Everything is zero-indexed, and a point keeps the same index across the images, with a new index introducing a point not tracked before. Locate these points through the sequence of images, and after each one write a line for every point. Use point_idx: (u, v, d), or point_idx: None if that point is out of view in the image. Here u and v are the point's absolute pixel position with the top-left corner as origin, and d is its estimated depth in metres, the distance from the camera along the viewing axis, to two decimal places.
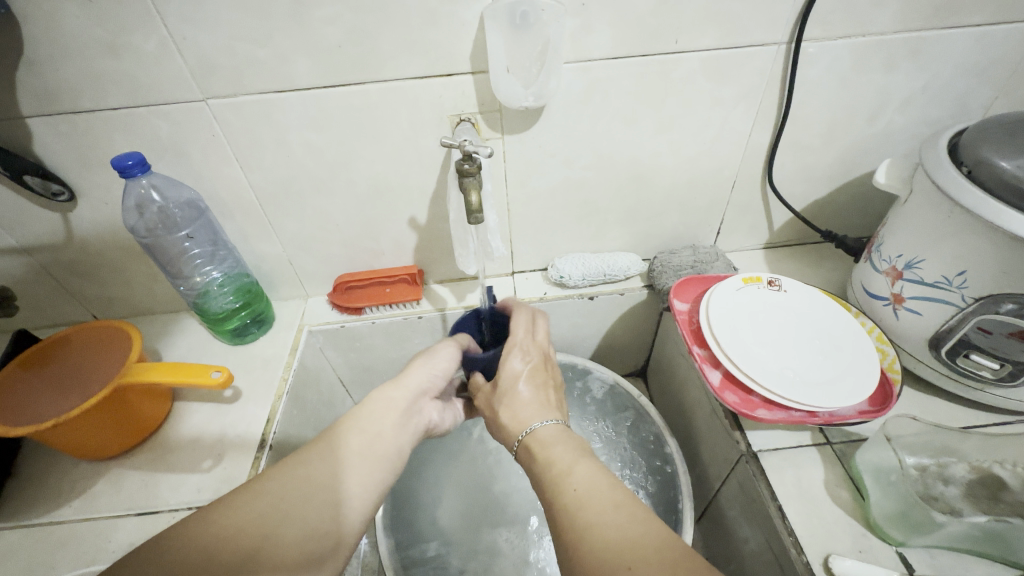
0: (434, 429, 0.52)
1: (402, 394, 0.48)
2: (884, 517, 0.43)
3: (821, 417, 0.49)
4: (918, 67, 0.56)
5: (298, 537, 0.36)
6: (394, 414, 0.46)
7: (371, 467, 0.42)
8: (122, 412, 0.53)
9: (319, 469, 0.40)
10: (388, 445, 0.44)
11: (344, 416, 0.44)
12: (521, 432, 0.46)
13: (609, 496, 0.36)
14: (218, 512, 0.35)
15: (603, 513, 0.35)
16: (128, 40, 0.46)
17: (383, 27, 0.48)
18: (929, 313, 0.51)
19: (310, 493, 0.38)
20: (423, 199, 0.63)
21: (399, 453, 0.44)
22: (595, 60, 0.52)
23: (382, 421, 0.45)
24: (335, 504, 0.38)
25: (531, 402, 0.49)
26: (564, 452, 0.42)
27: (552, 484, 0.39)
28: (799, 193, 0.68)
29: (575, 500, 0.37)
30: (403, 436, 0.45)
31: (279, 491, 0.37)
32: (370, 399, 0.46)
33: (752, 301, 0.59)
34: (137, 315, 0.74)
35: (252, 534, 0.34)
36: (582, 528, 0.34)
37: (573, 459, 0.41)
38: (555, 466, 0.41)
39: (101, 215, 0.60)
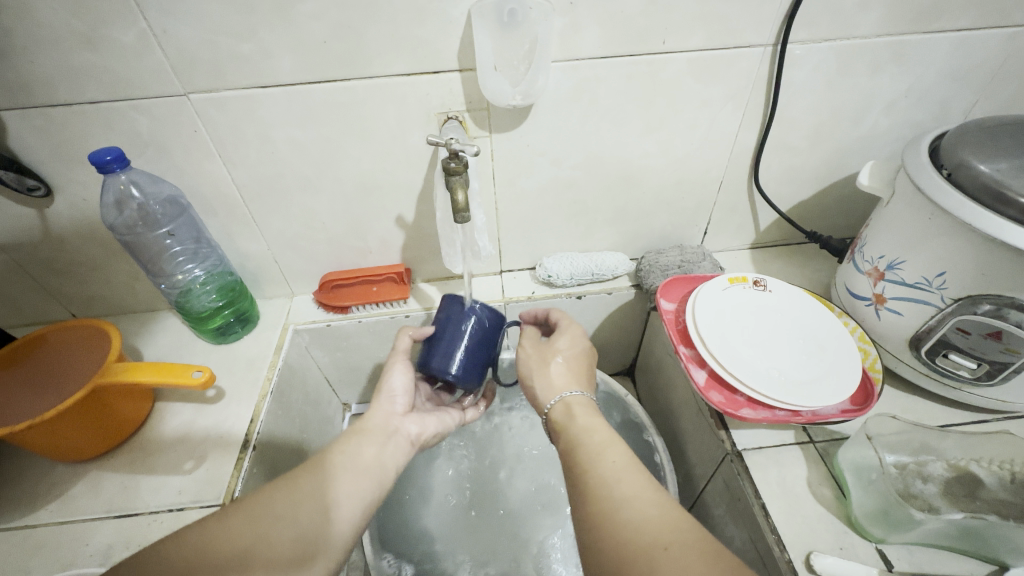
0: (422, 439, 0.53)
1: (375, 418, 0.50)
2: (863, 515, 0.44)
3: (804, 416, 0.49)
4: (901, 70, 0.56)
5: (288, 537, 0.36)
6: (375, 436, 0.48)
7: (357, 477, 0.43)
8: (101, 413, 0.52)
9: (307, 481, 0.40)
10: (371, 458, 0.46)
11: (334, 444, 0.46)
12: (551, 402, 0.50)
13: (638, 478, 0.38)
14: (216, 521, 0.35)
15: (638, 496, 0.37)
16: (107, 32, 0.45)
17: (368, 23, 0.47)
18: (910, 313, 0.51)
19: (301, 498, 0.39)
20: (411, 198, 0.62)
21: (384, 465, 0.46)
22: (583, 59, 0.52)
23: (363, 442, 0.47)
24: (322, 506, 0.39)
25: (563, 375, 0.52)
26: (599, 431, 0.45)
27: (581, 464, 0.42)
28: (784, 194, 0.69)
29: (603, 480, 0.39)
30: (387, 454, 0.48)
31: (273, 499, 0.38)
32: (354, 428, 0.49)
33: (738, 301, 0.59)
34: (116, 314, 0.73)
35: (243, 537, 0.35)
36: (615, 507, 0.37)
37: (604, 441, 0.43)
38: (588, 444, 0.43)
39: (78, 211, 0.59)
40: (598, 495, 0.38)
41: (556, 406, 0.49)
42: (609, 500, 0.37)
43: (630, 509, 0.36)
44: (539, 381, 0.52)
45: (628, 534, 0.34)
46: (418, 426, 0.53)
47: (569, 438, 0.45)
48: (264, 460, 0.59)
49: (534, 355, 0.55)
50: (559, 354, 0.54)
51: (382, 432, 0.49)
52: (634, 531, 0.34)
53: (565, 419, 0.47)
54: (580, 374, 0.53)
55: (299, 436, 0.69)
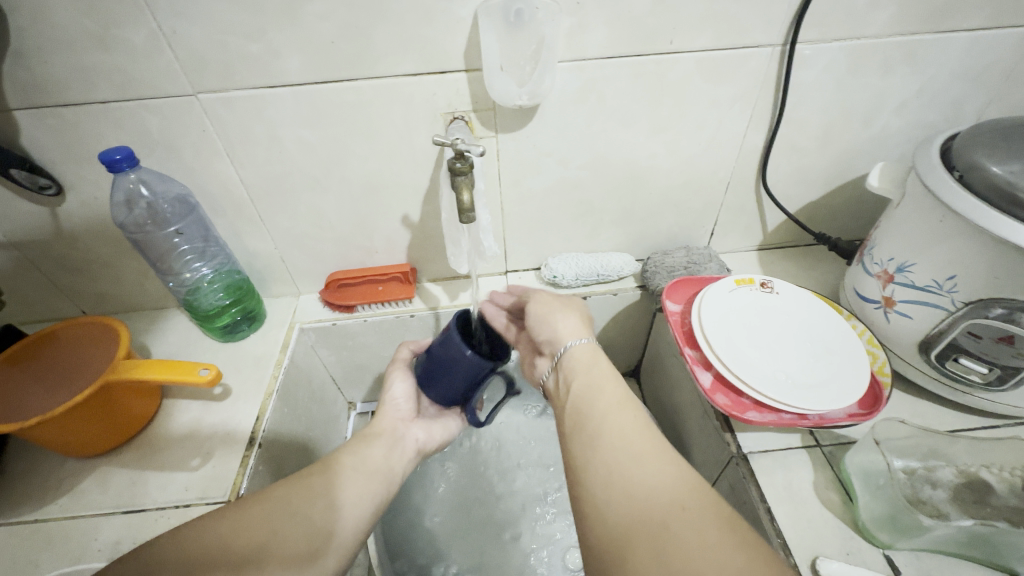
0: (427, 447, 0.55)
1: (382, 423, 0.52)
2: (871, 520, 0.44)
3: (811, 419, 0.49)
4: (913, 70, 0.56)
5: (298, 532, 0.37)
6: (382, 440, 0.50)
7: (364, 476, 0.44)
8: (110, 409, 0.52)
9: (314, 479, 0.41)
10: (378, 462, 0.47)
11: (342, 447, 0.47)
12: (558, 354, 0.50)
13: (650, 443, 0.38)
14: (228, 519, 0.35)
15: (654, 463, 0.37)
16: (118, 33, 0.46)
17: (376, 24, 0.47)
18: (920, 316, 0.51)
19: (310, 497, 0.39)
20: (417, 198, 0.63)
21: (391, 468, 0.48)
22: (590, 59, 0.52)
23: (371, 445, 0.48)
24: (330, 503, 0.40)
25: (570, 326, 0.53)
26: (610, 387, 0.44)
27: (592, 423, 0.41)
28: (792, 195, 0.69)
29: (614, 442, 0.39)
30: (394, 459, 0.49)
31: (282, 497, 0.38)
32: (359, 436, 0.50)
33: (744, 303, 0.59)
34: (126, 311, 0.73)
35: (258, 532, 0.35)
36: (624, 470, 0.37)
37: (615, 402, 0.43)
38: (599, 404, 0.43)
39: (89, 209, 0.59)
40: (610, 447, 0.39)
41: (563, 359, 0.49)
42: (622, 457, 0.38)
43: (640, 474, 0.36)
44: (548, 329, 0.53)
45: (641, 498, 0.35)
46: (423, 433, 0.55)
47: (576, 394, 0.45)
48: (270, 458, 0.59)
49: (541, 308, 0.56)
50: (570, 309, 0.55)
51: (389, 436, 0.51)
52: (644, 489, 0.35)
53: (575, 367, 0.48)
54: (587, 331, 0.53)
55: (305, 434, 0.69)
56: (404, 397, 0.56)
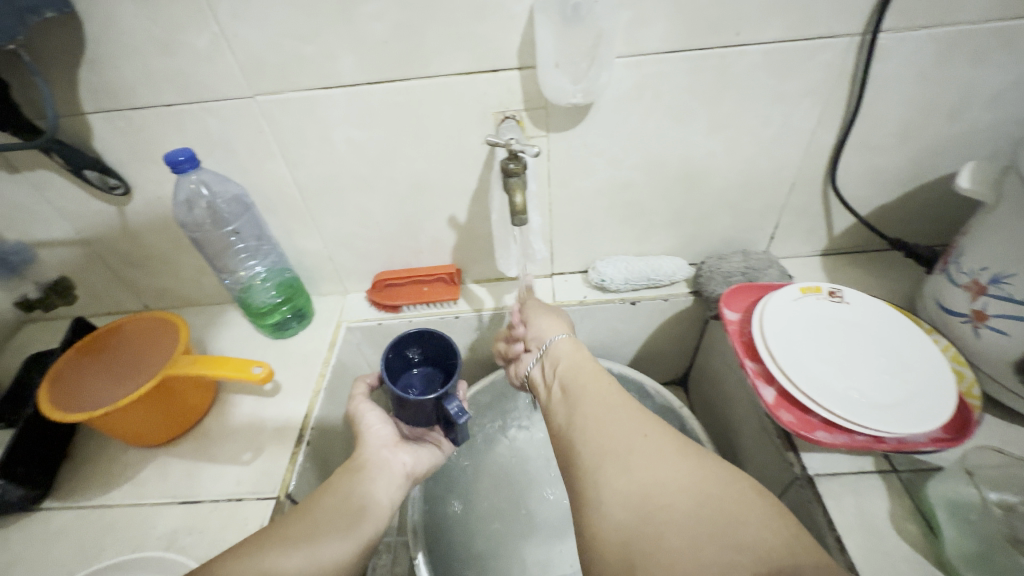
0: (417, 472, 0.53)
1: (364, 455, 0.50)
2: (958, 557, 0.40)
3: (889, 443, 0.45)
4: (1013, 59, 0.50)
5: (333, 528, 0.41)
6: (371, 471, 0.48)
7: (377, 481, 0.48)
8: (170, 402, 0.54)
9: (341, 488, 0.45)
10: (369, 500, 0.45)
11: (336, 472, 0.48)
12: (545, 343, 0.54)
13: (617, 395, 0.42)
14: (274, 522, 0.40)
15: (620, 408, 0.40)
16: (183, 38, 0.47)
17: (429, 22, 0.46)
18: (1018, 334, 0.45)
19: (336, 502, 0.43)
20: (464, 198, 0.62)
21: (382, 500, 0.46)
22: (648, 54, 0.49)
23: (358, 480, 0.47)
24: (360, 502, 0.44)
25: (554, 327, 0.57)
26: (588, 361, 0.49)
27: (573, 387, 0.46)
28: (864, 197, 0.64)
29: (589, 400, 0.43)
30: (384, 490, 0.47)
31: (312, 502, 0.43)
32: (344, 468, 0.49)
33: (810, 313, 0.55)
34: (184, 306, 0.76)
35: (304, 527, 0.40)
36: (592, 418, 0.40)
37: (590, 371, 0.47)
38: (576, 374, 0.47)
39: (152, 208, 0.62)
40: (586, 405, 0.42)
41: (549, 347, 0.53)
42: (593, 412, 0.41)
43: (607, 418, 0.40)
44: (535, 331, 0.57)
45: (604, 434, 0.38)
46: (410, 457, 0.52)
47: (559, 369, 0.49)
48: (316, 455, 0.60)
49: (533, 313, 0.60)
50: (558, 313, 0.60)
51: (374, 466, 0.49)
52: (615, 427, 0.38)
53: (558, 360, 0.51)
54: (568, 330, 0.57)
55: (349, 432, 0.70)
56: (382, 424, 0.53)
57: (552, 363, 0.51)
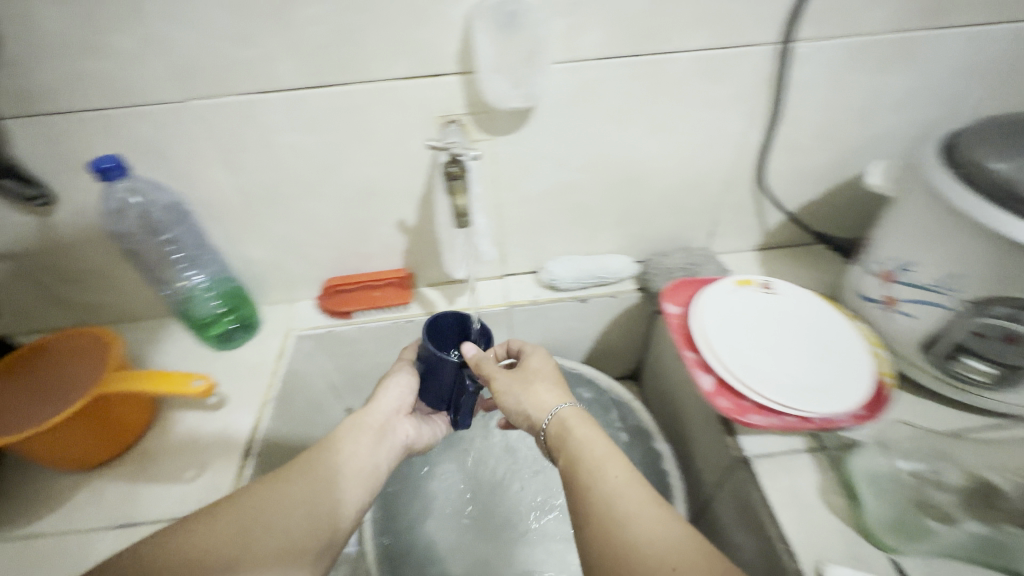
0: (415, 445, 0.56)
1: (374, 416, 0.53)
2: (879, 524, 0.42)
3: (815, 422, 0.48)
4: (912, 67, 0.55)
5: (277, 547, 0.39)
6: (370, 435, 0.51)
7: (351, 485, 0.46)
8: (103, 422, 0.52)
9: (308, 485, 0.43)
10: (363, 462, 0.48)
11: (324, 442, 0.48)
12: (546, 419, 0.48)
13: (636, 495, 0.38)
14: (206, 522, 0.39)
15: (638, 518, 0.37)
16: (107, 39, 0.45)
17: (368, 26, 0.47)
18: (923, 315, 0.50)
19: (294, 506, 0.42)
20: (413, 202, 0.62)
21: (376, 468, 0.49)
22: (585, 60, 0.51)
23: (359, 440, 0.49)
24: (323, 514, 0.43)
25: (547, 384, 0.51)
26: (599, 442, 0.44)
27: (585, 478, 0.41)
28: (792, 195, 0.68)
29: (604, 501, 0.39)
30: (379, 455, 0.50)
31: (267, 504, 0.41)
32: (351, 419, 0.51)
33: (744, 305, 0.58)
34: (120, 321, 0.73)
35: (241, 538, 0.38)
36: (609, 529, 0.37)
37: (605, 455, 0.42)
38: (586, 461, 0.42)
39: (81, 219, 0.59)
40: (598, 509, 0.38)
41: (552, 423, 0.47)
42: (608, 516, 0.37)
43: (625, 530, 0.36)
44: (526, 400, 0.50)
45: (621, 554, 0.35)
46: (413, 430, 0.56)
47: (565, 452, 0.44)
48: (266, 468, 0.58)
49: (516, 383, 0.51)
50: (547, 375, 0.53)
51: (376, 429, 0.51)
52: (637, 546, 0.35)
53: (561, 433, 0.46)
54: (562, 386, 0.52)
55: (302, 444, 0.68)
56: (401, 392, 0.55)
57: (556, 443, 0.46)
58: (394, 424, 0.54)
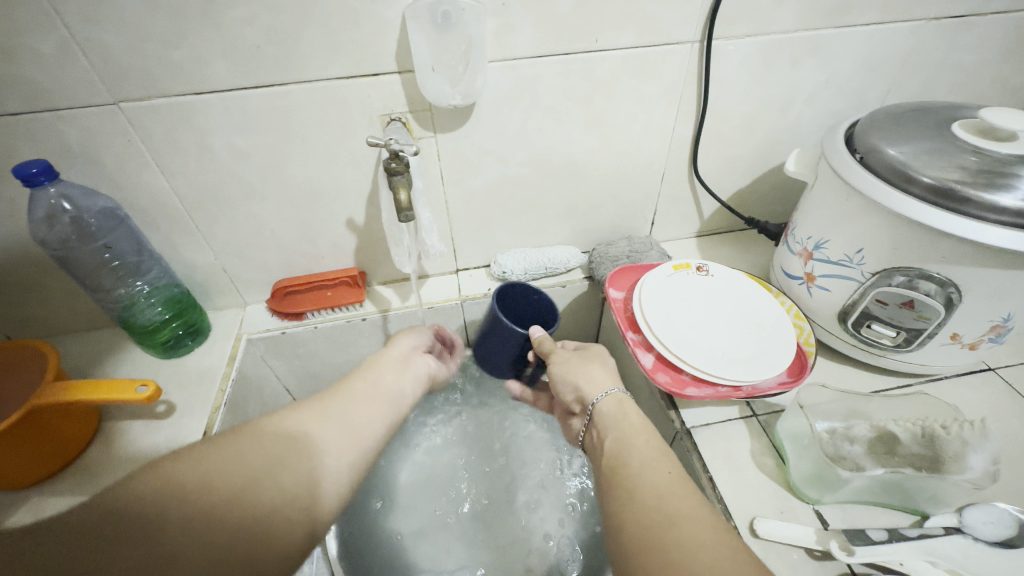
0: (434, 378, 0.55)
1: (396, 349, 0.53)
2: (801, 479, 0.47)
3: (744, 390, 0.52)
4: (819, 62, 0.60)
5: (270, 500, 0.32)
6: (394, 364, 0.50)
7: (348, 439, 0.39)
8: (40, 436, 0.50)
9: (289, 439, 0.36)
10: (381, 397, 0.45)
11: (318, 395, 0.43)
12: (598, 397, 0.49)
13: (676, 485, 0.37)
14: (188, 464, 0.32)
15: (689, 515, 0.34)
16: (25, 42, 0.44)
17: (303, 27, 0.47)
18: (836, 288, 0.55)
19: (282, 457, 0.35)
20: (360, 200, 0.62)
21: (399, 395, 0.47)
22: (520, 57, 0.53)
23: (384, 370, 0.49)
24: (313, 473, 0.35)
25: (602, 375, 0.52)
26: (651, 436, 0.44)
27: (634, 472, 0.40)
28: (723, 183, 0.73)
29: (647, 488, 0.38)
30: (405, 381, 0.49)
31: (246, 454, 0.34)
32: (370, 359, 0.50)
33: (682, 287, 0.62)
34: (56, 334, 0.70)
35: (223, 488, 0.31)
36: (646, 512, 0.36)
37: (656, 452, 0.41)
38: (636, 452, 0.42)
39: (6, 229, 0.56)
40: (645, 500, 0.37)
41: (606, 402, 0.48)
42: (657, 510, 0.36)
43: (662, 511, 0.35)
44: (581, 379, 0.51)
45: (651, 535, 0.34)
46: (434, 366, 0.55)
47: (619, 433, 0.45)
48: None
49: (573, 361, 0.54)
50: (602, 360, 0.54)
51: (399, 360, 0.51)
52: (684, 541, 0.33)
53: (615, 418, 0.46)
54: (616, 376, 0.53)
55: None
56: (424, 330, 0.58)
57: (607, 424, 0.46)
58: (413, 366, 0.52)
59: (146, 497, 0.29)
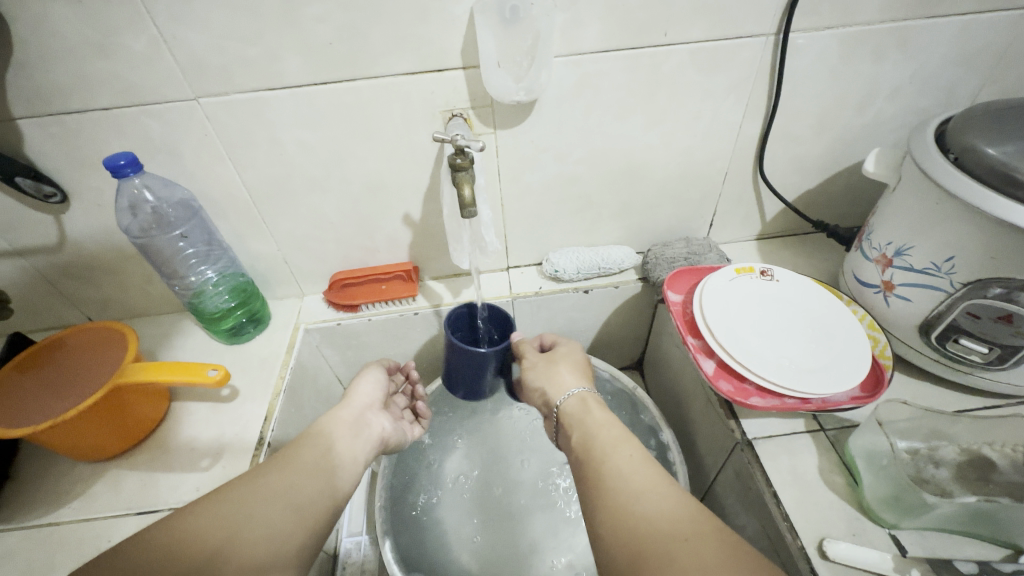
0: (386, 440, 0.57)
1: (351, 410, 0.54)
2: (876, 501, 0.44)
3: (814, 404, 0.49)
4: (906, 55, 0.56)
5: (260, 536, 0.37)
6: (346, 428, 0.51)
7: (336, 473, 0.45)
8: (120, 413, 0.53)
9: (285, 478, 0.42)
10: (346, 456, 0.48)
11: (314, 430, 0.49)
12: (562, 397, 0.52)
13: (652, 476, 0.38)
14: (195, 513, 0.36)
15: (652, 492, 0.37)
16: (119, 40, 0.46)
17: (373, 23, 0.48)
18: (919, 299, 0.51)
19: (274, 496, 0.40)
20: (417, 195, 0.63)
21: (355, 457, 0.49)
22: (585, 52, 0.52)
23: (337, 433, 0.49)
24: (302, 506, 0.41)
25: (566, 376, 0.55)
26: (613, 425, 0.45)
27: (597, 459, 0.42)
28: (790, 184, 0.69)
29: (618, 480, 0.39)
30: (358, 446, 0.50)
31: (238, 499, 0.38)
32: (330, 414, 0.52)
33: (745, 292, 0.59)
34: (132, 317, 0.74)
35: (215, 534, 0.36)
36: (626, 510, 0.36)
37: (619, 439, 0.43)
38: (599, 444, 0.43)
39: (93, 217, 0.60)
40: (608, 484, 0.39)
41: (569, 401, 0.51)
42: (621, 495, 0.37)
43: (644, 509, 0.35)
44: (549, 384, 0.54)
45: (641, 533, 0.34)
46: (387, 427, 0.58)
47: (581, 428, 0.47)
48: None
49: (541, 366, 0.57)
50: (570, 362, 0.57)
51: (352, 424, 0.52)
52: (648, 522, 0.34)
53: (581, 413, 0.49)
54: (584, 379, 0.55)
55: None
56: (373, 387, 0.59)
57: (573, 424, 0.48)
58: (370, 422, 0.55)
59: (154, 549, 0.33)
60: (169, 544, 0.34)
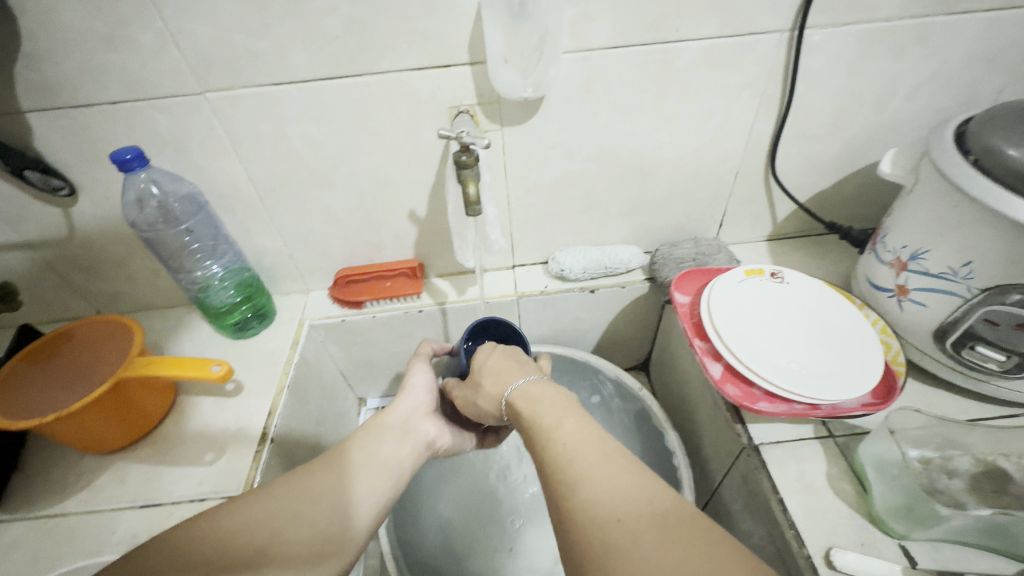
0: (438, 445, 0.51)
1: (394, 416, 0.49)
2: (886, 510, 0.43)
3: (823, 410, 0.48)
4: (927, 53, 0.54)
5: (301, 538, 0.35)
6: (392, 434, 0.46)
7: (379, 480, 0.42)
8: (125, 407, 0.53)
9: (323, 479, 0.39)
10: (390, 459, 0.44)
11: (350, 435, 0.45)
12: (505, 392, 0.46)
13: (599, 452, 0.35)
14: (225, 511, 0.35)
15: (597, 458, 0.35)
16: (126, 33, 0.46)
17: (379, 17, 0.47)
18: (935, 304, 0.50)
19: (314, 498, 0.38)
20: (423, 192, 0.63)
21: (400, 465, 0.44)
22: (594, 49, 0.51)
23: (381, 439, 0.45)
24: (342, 512, 0.38)
25: (508, 368, 0.49)
26: (556, 398, 0.42)
27: (543, 441, 0.39)
28: (802, 184, 0.68)
29: (564, 458, 0.36)
30: (404, 453, 0.46)
31: (281, 499, 0.37)
32: (370, 423, 0.47)
33: (755, 294, 0.58)
34: (139, 310, 0.75)
35: (259, 533, 0.35)
36: (571, 491, 0.33)
37: (561, 413, 0.40)
38: (542, 421, 0.40)
39: (101, 210, 0.60)
40: (557, 465, 0.36)
41: (513, 398, 0.45)
42: (574, 473, 0.35)
43: (585, 493, 0.33)
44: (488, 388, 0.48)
45: (584, 516, 0.32)
46: (436, 429, 0.51)
47: (535, 422, 0.41)
48: (281, 454, 0.60)
49: (468, 391, 0.51)
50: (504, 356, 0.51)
51: (398, 430, 0.47)
52: (606, 496, 0.32)
53: (525, 407, 0.43)
54: (513, 363, 0.50)
55: (315, 430, 0.70)
56: (422, 391, 0.53)
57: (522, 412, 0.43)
58: (415, 428, 0.49)
59: (186, 545, 0.33)
60: (206, 538, 0.33)
